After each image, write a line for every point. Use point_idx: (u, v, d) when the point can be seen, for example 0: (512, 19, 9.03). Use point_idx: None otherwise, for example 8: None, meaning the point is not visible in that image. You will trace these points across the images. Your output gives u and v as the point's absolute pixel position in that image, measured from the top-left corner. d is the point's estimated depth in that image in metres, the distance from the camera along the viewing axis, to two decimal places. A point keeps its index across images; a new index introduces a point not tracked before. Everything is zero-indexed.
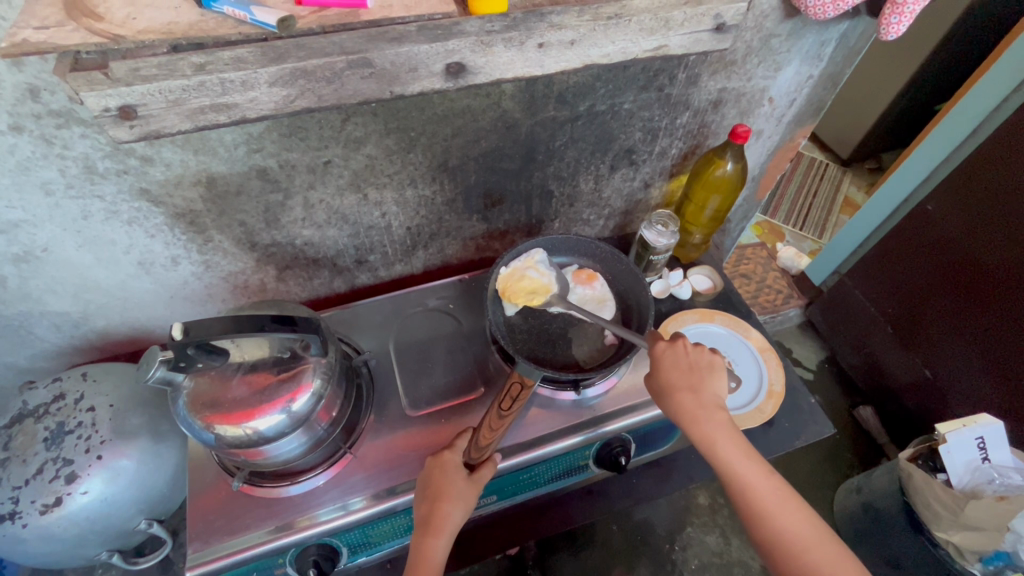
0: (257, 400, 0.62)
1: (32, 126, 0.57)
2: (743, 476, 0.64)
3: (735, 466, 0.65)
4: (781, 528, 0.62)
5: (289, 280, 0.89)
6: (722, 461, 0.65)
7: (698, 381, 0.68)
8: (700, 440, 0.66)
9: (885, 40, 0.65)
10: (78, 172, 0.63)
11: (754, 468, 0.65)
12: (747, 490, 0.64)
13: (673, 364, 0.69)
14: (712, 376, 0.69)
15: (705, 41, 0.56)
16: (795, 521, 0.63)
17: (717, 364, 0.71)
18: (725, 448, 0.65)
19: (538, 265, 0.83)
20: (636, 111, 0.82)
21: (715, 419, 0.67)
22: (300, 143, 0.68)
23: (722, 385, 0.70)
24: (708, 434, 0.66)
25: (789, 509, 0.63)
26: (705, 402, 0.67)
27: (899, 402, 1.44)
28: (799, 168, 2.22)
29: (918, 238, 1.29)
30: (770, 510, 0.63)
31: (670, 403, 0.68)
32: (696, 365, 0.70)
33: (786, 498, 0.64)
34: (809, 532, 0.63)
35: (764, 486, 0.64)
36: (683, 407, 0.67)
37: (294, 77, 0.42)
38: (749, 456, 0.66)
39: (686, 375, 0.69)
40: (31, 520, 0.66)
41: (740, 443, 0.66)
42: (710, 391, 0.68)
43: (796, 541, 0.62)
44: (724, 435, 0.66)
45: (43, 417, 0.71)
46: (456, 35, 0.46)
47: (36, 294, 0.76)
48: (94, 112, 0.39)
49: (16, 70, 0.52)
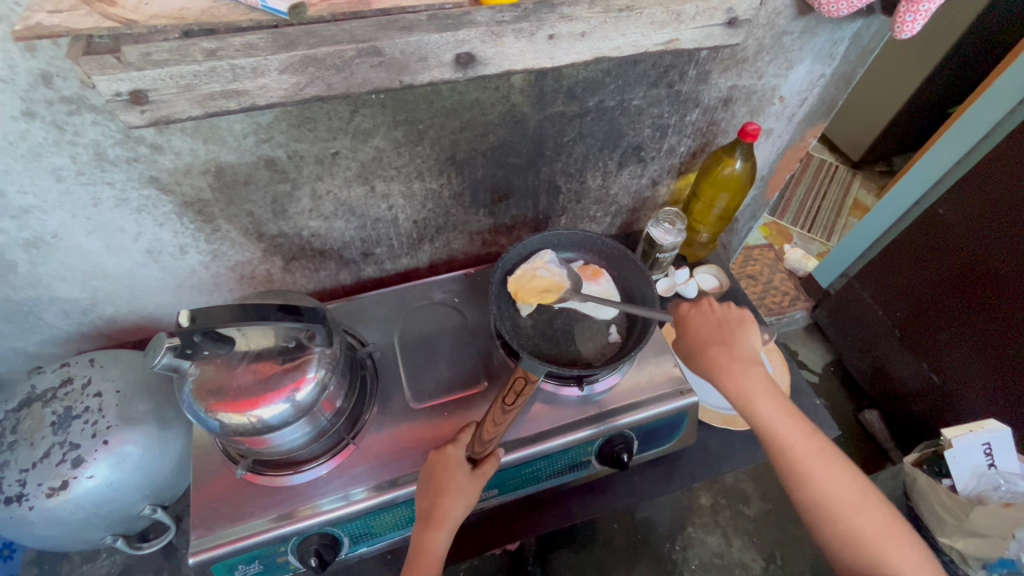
0: (263, 389, 0.62)
1: (45, 112, 0.58)
2: (779, 426, 0.66)
3: (769, 418, 0.66)
4: (818, 483, 0.63)
5: (295, 271, 0.90)
6: (757, 411, 0.67)
7: (729, 335, 0.73)
8: (735, 387, 0.68)
9: (899, 39, 0.64)
10: (89, 159, 0.63)
11: (789, 419, 0.66)
12: (782, 443, 0.65)
13: (702, 321, 0.74)
14: (745, 332, 0.73)
15: (717, 35, 0.56)
16: (832, 474, 0.63)
17: (747, 320, 0.75)
18: (761, 397, 0.67)
19: (547, 264, 0.84)
20: (646, 107, 0.82)
21: (747, 371, 0.69)
22: (309, 134, 0.68)
23: (756, 340, 0.73)
24: (741, 383, 0.68)
25: (825, 464, 0.64)
26: (738, 353, 0.70)
27: (904, 407, 1.42)
28: (808, 169, 2.21)
29: (928, 242, 1.27)
30: (806, 463, 0.64)
31: (701, 356, 0.71)
32: (726, 321, 0.74)
33: (824, 452, 0.65)
34: (846, 485, 0.63)
35: (800, 435, 0.65)
36: (715, 360, 0.70)
37: (304, 65, 0.43)
38: (783, 406, 0.67)
39: (716, 332, 0.73)
40: (38, 503, 0.67)
41: (775, 392, 0.68)
42: (743, 346, 0.72)
43: (833, 496, 0.62)
44: (760, 384, 0.68)
45: (51, 402, 0.71)
46: (467, 25, 0.45)
47: (46, 280, 0.77)
48: (106, 97, 0.39)
49: (30, 55, 0.53)
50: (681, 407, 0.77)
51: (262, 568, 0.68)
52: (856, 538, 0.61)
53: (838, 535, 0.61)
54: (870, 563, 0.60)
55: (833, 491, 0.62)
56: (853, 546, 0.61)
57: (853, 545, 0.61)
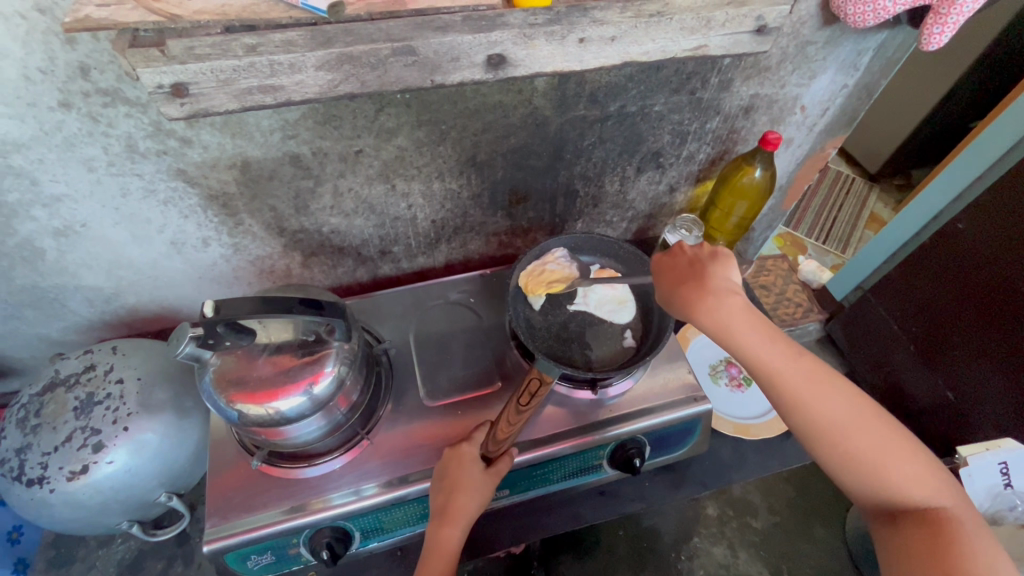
0: (281, 381, 0.63)
1: (81, 104, 0.59)
2: (765, 359, 0.61)
3: (753, 349, 0.61)
4: (814, 406, 0.60)
5: (313, 267, 0.91)
6: (741, 347, 0.62)
7: (702, 271, 0.66)
8: (713, 326, 0.62)
9: (926, 51, 0.64)
10: (120, 151, 0.65)
11: (775, 345, 0.62)
12: (770, 372, 0.61)
13: (672, 264, 0.69)
14: (722, 265, 0.66)
15: (745, 42, 0.56)
16: (827, 393, 0.60)
17: (721, 253, 0.68)
18: (742, 332, 0.62)
19: (557, 258, 0.85)
20: (667, 114, 0.82)
21: (726, 301, 0.63)
22: (334, 131, 0.69)
23: (732, 272, 0.66)
24: (720, 316, 0.62)
25: (819, 385, 0.60)
26: (710, 285, 0.64)
27: (916, 423, 1.40)
28: (825, 181, 2.20)
29: (946, 257, 1.26)
30: (798, 389, 0.60)
31: (675, 295, 0.65)
32: (697, 258, 0.68)
33: (817, 377, 0.61)
34: (843, 405, 0.60)
35: (790, 367, 0.61)
36: (688, 297, 0.64)
37: (340, 62, 0.44)
38: (770, 338, 0.62)
39: (687, 269, 0.67)
40: (58, 486, 0.68)
41: (757, 319, 0.62)
42: (718, 279, 0.65)
43: (830, 416, 0.59)
44: (741, 317, 0.62)
45: (73, 387, 0.72)
46: (500, 27, 0.46)
47: (73, 269, 0.79)
48: (148, 89, 0.41)
49: (70, 47, 0.54)
50: (695, 414, 0.77)
51: (273, 559, 0.69)
52: (858, 456, 0.58)
53: (841, 458, 0.59)
54: (875, 480, 0.58)
55: (829, 412, 0.59)
56: (856, 466, 0.58)
57: (855, 465, 0.58)
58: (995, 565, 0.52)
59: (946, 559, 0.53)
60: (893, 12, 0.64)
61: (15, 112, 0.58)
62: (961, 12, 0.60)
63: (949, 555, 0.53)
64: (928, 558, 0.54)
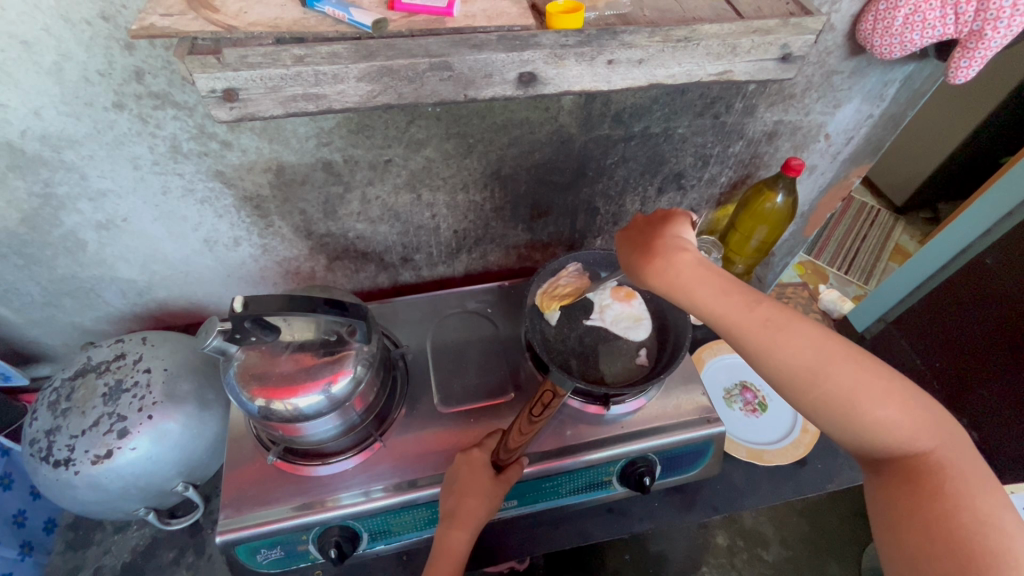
0: (302, 378, 0.65)
1: (132, 106, 0.63)
2: (722, 312, 0.55)
3: (712, 304, 0.56)
4: (787, 362, 0.53)
5: (337, 270, 0.93)
6: (696, 302, 0.56)
7: (653, 233, 0.62)
8: (665, 284, 0.58)
9: (954, 83, 0.64)
10: (165, 151, 0.68)
11: (736, 297, 0.55)
12: (730, 325, 0.55)
13: (628, 233, 0.65)
14: (677, 227, 0.62)
15: (770, 69, 0.57)
16: (799, 342, 0.53)
17: (675, 215, 0.64)
18: (694, 285, 0.56)
19: (568, 272, 0.87)
20: (690, 136, 0.84)
21: (678, 258, 0.58)
22: (366, 140, 0.72)
23: (687, 233, 0.62)
24: (672, 274, 0.57)
25: (792, 334, 0.54)
26: (660, 247, 0.60)
27: None
28: (849, 210, 2.18)
29: (973, 291, 1.25)
30: (762, 342, 0.54)
31: (629, 259, 0.62)
32: (652, 222, 0.64)
33: (781, 323, 0.54)
34: (820, 354, 0.53)
35: (748, 317, 0.54)
36: (639, 261, 0.60)
37: (380, 74, 0.46)
38: (726, 288, 0.56)
39: (641, 233, 0.64)
40: (82, 469, 0.70)
41: (715, 273, 0.57)
42: (670, 238, 0.61)
43: (805, 370, 0.53)
44: (693, 271, 0.57)
45: (103, 373, 0.75)
46: (533, 47, 0.48)
47: (110, 261, 0.82)
48: (202, 93, 0.43)
49: (128, 52, 0.58)
50: (707, 435, 0.77)
51: (282, 554, 0.70)
52: (838, 407, 0.53)
53: (819, 410, 0.53)
54: (859, 431, 0.53)
55: (803, 363, 0.53)
56: (837, 419, 0.53)
57: (834, 418, 0.53)
58: (984, 516, 0.49)
59: (930, 510, 0.51)
60: (920, 46, 0.65)
61: (73, 111, 0.62)
62: (990, 47, 0.60)
63: (934, 506, 0.51)
64: (911, 508, 0.52)
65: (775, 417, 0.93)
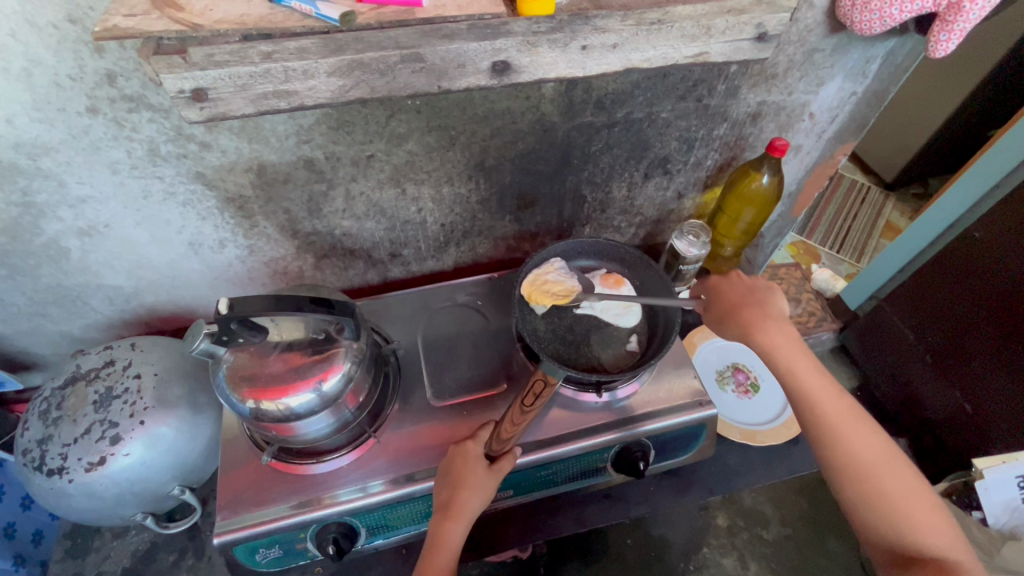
0: (292, 378, 0.65)
1: (107, 109, 0.62)
2: (808, 385, 0.70)
3: (777, 347, 0.72)
4: (819, 409, 0.69)
5: (326, 268, 0.93)
6: (793, 373, 0.71)
7: (760, 302, 0.77)
8: (763, 347, 0.73)
9: (934, 58, 0.64)
10: (143, 154, 0.68)
11: (801, 355, 0.72)
12: (808, 398, 0.69)
13: (728, 290, 0.80)
14: (772, 293, 0.78)
15: (747, 50, 0.57)
16: (864, 437, 0.68)
17: (774, 288, 0.79)
18: (787, 355, 0.72)
19: (559, 272, 0.86)
20: (674, 120, 0.83)
21: (763, 311, 0.76)
22: (346, 136, 0.71)
23: (783, 308, 0.77)
24: (756, 320, 0.75)
25: (831, 396, 0.69)
26: (772, 315, 0.75)
27: (935, 436, 1.38)
28: (839, 189, 2.18)
29: (960, 266, 1.27)
30: (835, 421, 0.68)
31: (718, 304, 0.80)
32: (753, 289, 0.79)
33: (853, 414, 0.69)
34: (877, 456, 0.66)
35: (832, 402, 0.69)
36: (728, 306, 0.79)
37: (350, 68, 0.46)
38: (819, 371, 0.71)
39: (732, 304, 0.79)
40: (77, 477, 0.70)
41: (794, 335, 0.73)
42: (766, 299, 0.78)
43: (860, 455, 0.67)
44: (791, 344, 0.73)
45: (93, 381, 0.75)
46: (504, 35, 0.48)
47: (95, 267, 0.82)
48: (171, 93, 0.43)
49: (98, 56, 0.57)
50: (700, 418, 0.77)
51: (281, 553, 0.70)
52: (881, 502, 0.64)
53: (866, 497, 0.65)
54: (896, 523, 0.63)
55: (862, 457, 0.66)
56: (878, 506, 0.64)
57: (848, 476, 0.66)
58: None
59: None
60: (899, 20, 0.65)
61: (46, 117, 0.61)
62: (968, 20, 0.60)
63: None
64: None
65: (767, 398, 0.94)
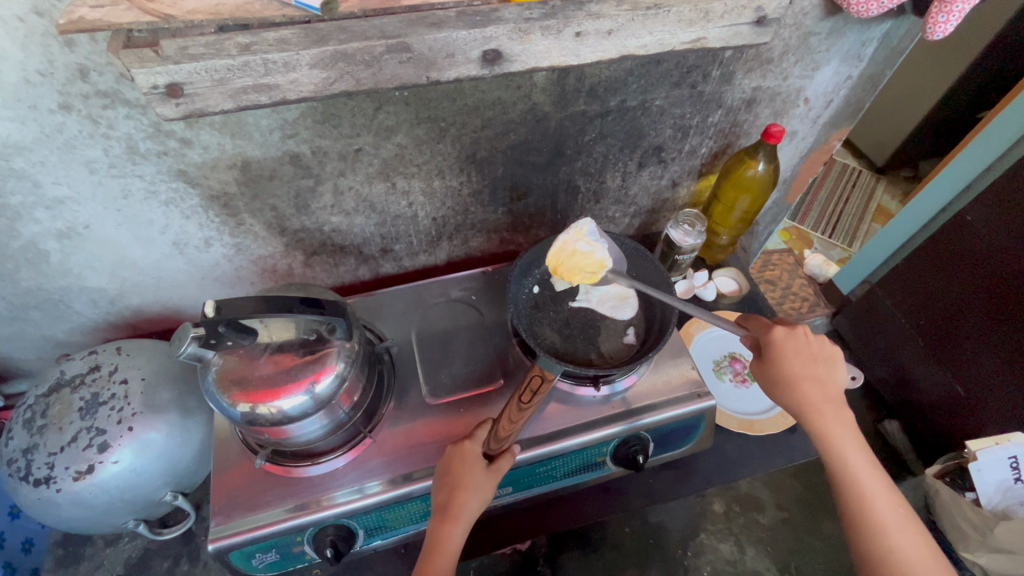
0: (283, 380, 0.63)
1: (80, 106, 0.59)
2: (856, 472, 0.66)
3: (831, 431, 0.67)
4: (869, 504, 0.64)
5: (316, 266, 0.91)
6: (839, 457, 0.66)
7: (823, 373, 0.69)
8: (815, 427, 0.68)
9: (931, 40, 0.63)
10: (121, 152, 0.65)
11: (855, 444, 0.67)
12: (855, 486, 0.65)
13: (794, 353, 0.70)
14: (834, 366, 0.70)
15: (744, 34, 0.56)
16: (910, 536, 0.62)
17: (838, 357, 0.71)
18: (838, 439, 0.67)
19: (588, 237, 0.79)
20: (668, 107, 0.82)
21: (823, 388, 0.69)
22: (333, 130, 0.69)
23: (840, 380, 0.70)
24: (815, 399, 0.68)
25: (880, 491, 0.65)
26: (834, 394, 0.69)
27: (927, 419, 1.38)
28: (831, 174, 2.18)
29: (953, 249, 1.27)
30: (882, 517, 0.63)
31: (777, 368, 0.70)
32: (820, 355, 0.70)
33: (904, 515, 0.64)
34: (923, 560, 0.61)
35: (879, 494, 0.65)
36: (789, 374, 0.69)
37: (334, 60, 0.44)
38: (870, 461, 0.67)
39: (795, 366, 0.69)
40: (65, 486, 0.69)
41: (848, 418, 0.68)
42: (827, 371, 0.70)
43: (904, 555, 0.62)
44: (845, 430, 0.68)
45: (78, 388, 0.73)
46: (494, 22, 0.46)
47: (76, 270, 0.79)
48: (143, 89, 0.41)
49: (68, 49, 0.54)
50: (698, 410, 0.77)
51: (278, 557, 0.69)
52: None
53: None
54: None
55: (907, 558, 0.61)
56: None
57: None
58: None
59: None
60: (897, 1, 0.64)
61: (16, 115, 0.59)
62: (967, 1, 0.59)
63: None
64: None
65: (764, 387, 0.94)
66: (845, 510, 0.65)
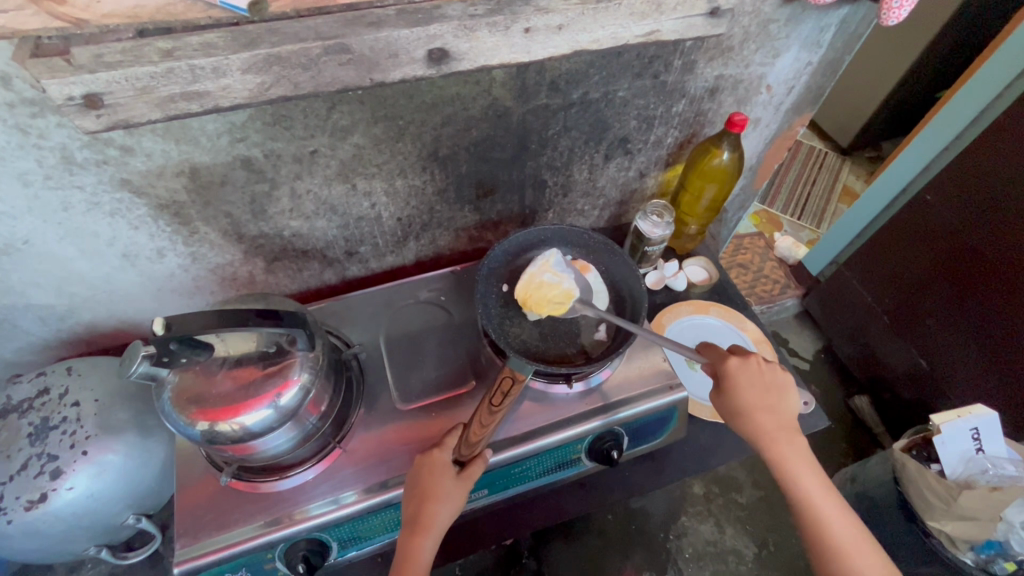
0: (243, 396, 0.61)
1: (5, 116, 0.55)
2: (814, 499, 0.67)
3: (786, 458, 0.68)
4: (825, 529, 0.65)
5: (278, 271, 0.88)
6: (796, 485, 0.67)
7: (776, 402, 0.70)
8: (773, 458, 0.68)
9: (885, 26, 0.63)
10: (56, 163, 0.61)
11: (809, 469, 0.68)
12: (815, 515, 0.66)
13: (749, 384, 0.71)
14: (787, 394, 0.71)
15: (699, 26, 0.55)
16: (870, 559, 0.63)
17: (790, 383, 0.72)
18: (796, 467, 0.68)
19: (555, 268, 0.81)
20: (631, 99, 0.81)
21: (776, 416, 0.70)
22: (285, 132, 0.66)
23: (793, 405, 0.71)
24: (769, 427, 0.69)
25: (836, 513, 0.66)
26: (788, 423, 0.70)
27: (894, 392, 1.44)
28: (798, 156, 2.21)
29: (916, 227, 1.30)
30: (842, 543, 0.64)
31: (732, 398, 0.70)
32: (772, 384, 0.71)
33: (862, 538, 0.65)
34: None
35: (838, 518, 0.66)
36: (743, 404, 0.70)
37: (268, 64, 0.43)
38: (826, 486, 0.68)
39: (750, 397, 0.70)
40: (16, 516, 0.66)
41: (802, 444, 0.69)
42: (779, 400, 0.70)
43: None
44: (801, 457, 0.68)
45: (26, 413, 0.70)
46: (438, 19, 0.46)
47: (19, 287, 0.75)
48: (58, 101, 0.39)
49: None
50: (671, 402, 0.77)
51: None
52: None
53: None
54: None
55: None
56: None
57: None
58: None
59: None
60: None
61: None
62: None
63: None
64: None
65: None
66: (809, 537, 0.66)
